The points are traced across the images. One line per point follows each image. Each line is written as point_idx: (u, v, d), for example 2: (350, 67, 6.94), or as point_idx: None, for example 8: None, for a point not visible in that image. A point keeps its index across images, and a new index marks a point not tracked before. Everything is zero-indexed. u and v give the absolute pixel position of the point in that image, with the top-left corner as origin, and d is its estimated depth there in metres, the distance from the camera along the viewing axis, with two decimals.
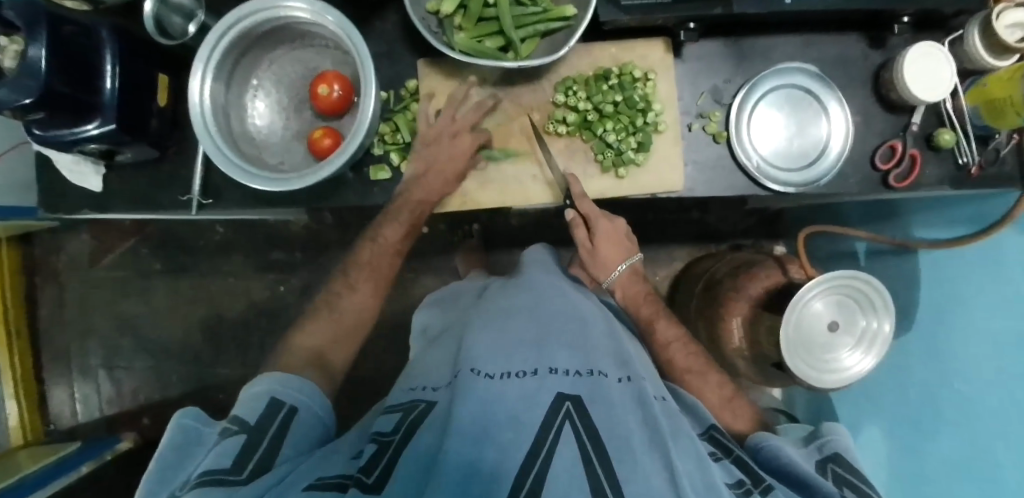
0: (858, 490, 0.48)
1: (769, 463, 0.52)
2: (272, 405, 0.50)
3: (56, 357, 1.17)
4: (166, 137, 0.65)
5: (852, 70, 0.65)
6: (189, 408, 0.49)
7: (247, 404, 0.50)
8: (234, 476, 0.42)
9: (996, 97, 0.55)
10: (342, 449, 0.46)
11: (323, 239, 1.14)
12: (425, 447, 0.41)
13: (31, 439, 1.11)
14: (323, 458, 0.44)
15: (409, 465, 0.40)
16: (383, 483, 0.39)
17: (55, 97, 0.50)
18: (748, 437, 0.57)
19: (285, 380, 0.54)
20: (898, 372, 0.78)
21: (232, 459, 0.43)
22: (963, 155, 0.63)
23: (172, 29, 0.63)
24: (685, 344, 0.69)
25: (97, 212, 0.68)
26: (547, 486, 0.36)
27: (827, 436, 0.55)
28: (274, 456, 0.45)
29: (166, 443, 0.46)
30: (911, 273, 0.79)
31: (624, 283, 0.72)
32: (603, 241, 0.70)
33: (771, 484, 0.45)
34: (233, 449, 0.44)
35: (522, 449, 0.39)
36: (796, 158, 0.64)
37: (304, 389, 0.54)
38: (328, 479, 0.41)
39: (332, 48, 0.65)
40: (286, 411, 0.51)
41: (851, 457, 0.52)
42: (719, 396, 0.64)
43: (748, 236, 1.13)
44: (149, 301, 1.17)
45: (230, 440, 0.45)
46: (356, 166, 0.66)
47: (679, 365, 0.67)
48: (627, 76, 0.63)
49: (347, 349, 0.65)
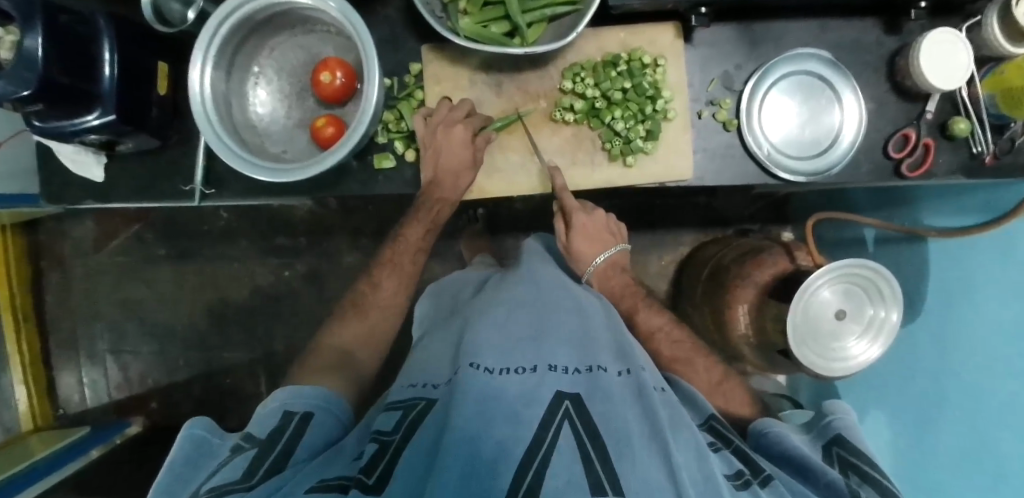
0: (859, 472, 0.48)
1: (772, 448, 0.52)
2: (286, 415, 0.52)
3: (64, 342, 1.18)
4: (167, 127, 0.64)
5: (868, 55, 0.63)
6: (199, 417, 0.50)
7: (260, 421, 0.51)
8: (243, 484, 0.41)
9: (1016, 86, 0.54)
10: (344, 451, 0.47)
11: (327, 224, 1.13)
12: (425, 446, 0.42)
13: (41, 424, 1.13)
14: (325, 463, 0.44)
15: (410, 465, 0.40)
16: (386, 480, 0.40)
17: (54, 88, 0.50)
18: (751, 425, 0.58)
19: (297, 392, 0.55)
20: (903, 360, 0.78)
21: (242, 471, 0.43)
22: (977, 144, 0.61)
23: (172, 17, 0.61)
24: (668, 333, 0.69)
25: (100, 202, 0.67)
26: (547, 485, 0.36)
27: (833, 415, 0.56)
28: (287, 457, 0.46)
29: (178, 452, 0.48)
30: (919, 262, 0.78)
31: (602, 276, 0.71)
32: (581, 233, 0.69)
33: (770, 475, 0.46)
34: (243, 462, 0.44)
35: (520, 446, 0.39)
36: (808, 146, 0.63)
37: (320, 395, 0.55)
38: (329, 481, 0.41)
39: (334, 33, 0.64)
40: (299, 418, 0.51)
41: (855, 436, 0.53)
42: (709, 382, 0.65)
43: (755, 221, 1.12)
44: (154, 287, 1.17)
45: (242, 454, 0.45)
46: (360, 154, 0.64)
47: (665, 355, 0.67)
48: (636, 62, 0.62)
49: (360, 346, 0.67)
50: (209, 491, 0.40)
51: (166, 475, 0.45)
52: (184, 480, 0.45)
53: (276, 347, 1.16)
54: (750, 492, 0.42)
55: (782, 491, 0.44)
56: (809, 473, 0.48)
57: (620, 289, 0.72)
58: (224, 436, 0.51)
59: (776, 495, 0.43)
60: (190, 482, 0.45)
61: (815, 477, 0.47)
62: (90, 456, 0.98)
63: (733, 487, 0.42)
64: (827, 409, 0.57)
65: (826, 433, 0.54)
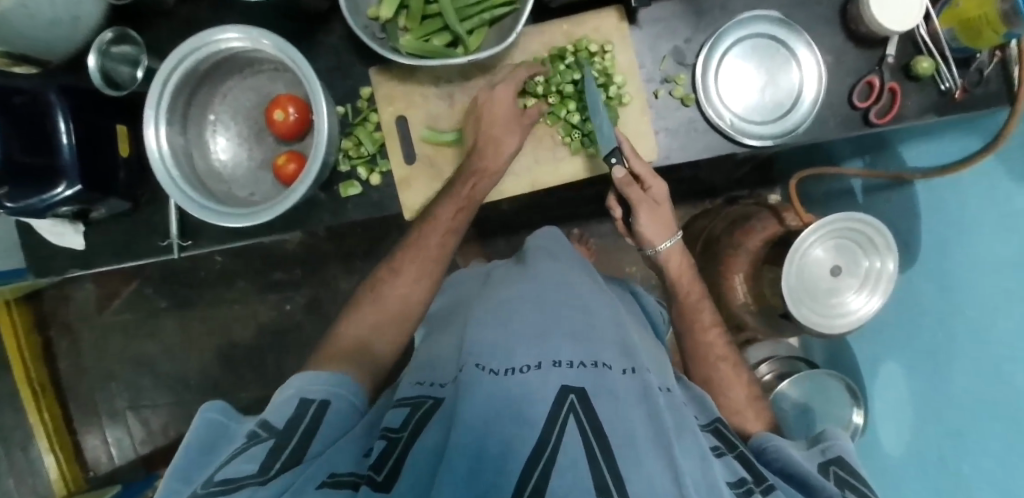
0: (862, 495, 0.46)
1: (774, 464, 0.53)
2: (303, 401, 0.50)
3: (83, 405, 1.21)
4: (136, 186, 0.65)
5: (817, 10, 0.62)
6: (215, 401, 0.51)
7: (277, 409, 0.49)
8: (256, 477, 0.40)
9: (972, 17, 0.53)
10: (354, 444, 0.46)
11: (319, 253, 1.15)
12: (430, 445, 0.41)
13: (73, 488, 1.16)
14: (334, 454, 0.43)
15: (416, 465, 0.39)
16: (394, 477, 0.39)
17: (17, 167, 0.51)
18: (751, 438, 0.58)
19: (315, 376, 0.53)
20: (910, 307, 0.77)
21: (257, 463, 0.41)
22: (945, 81, 0.60)
23: (121, 79, 0.63)
24: (694, 317, 0.69)
25: (84, 269, 0.69)
26: (554, 483, 0.35)
27: (829, 440, 0.53)
28: (304, 451, 0.44)
29: (193, 436, 0.48)
30: (909, 206, 0.77)
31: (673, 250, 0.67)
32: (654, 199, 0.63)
33: (772, 484, 0.46)
34: (261, 451, 0.43)
35: (528, 445, 0.39)
36: (771, 110, 0.62)
37: (341, 382, 0.53)
38: (342, 477, 0.40)
39: (283, 70, 0.64)
40: (318, 406, 0.50)
41: (855, 461, 0.51)
42: (736, 387, 0.65)
43: (743, 187, 1.11)
44: (161, 339, 1.20)
45: (259, 443, 0.44)
46: (326, 185, 0.65)
47: (704, 344, 0.68)
48: (583, 52, 0.61)
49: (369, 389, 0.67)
50: (223, 481, 0.39)
51: (181, 459, 0.45)
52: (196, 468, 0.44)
53: (288, 381, 1.17)
54: None
55: None
56: (810, 487, 0.47)
57: (676, 267, 0.68)
58: (241, 421, 0.52)
59: None
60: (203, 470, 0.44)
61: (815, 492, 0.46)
62: None
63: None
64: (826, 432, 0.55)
65: (825, 453, 0.52)
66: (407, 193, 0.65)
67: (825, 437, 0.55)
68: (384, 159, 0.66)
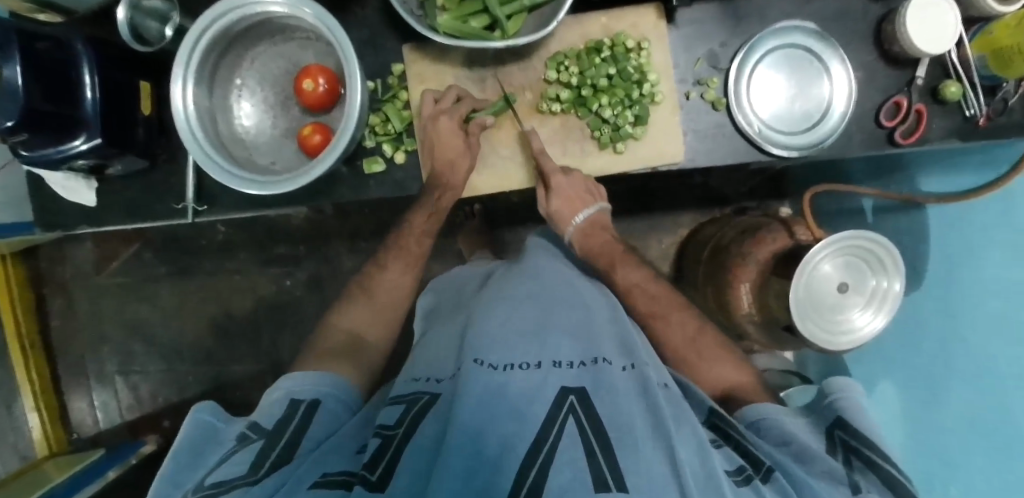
0: (865, 458, 0.47)
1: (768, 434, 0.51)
2: (292, 402, 0.52)
3: (72, 367, 1.19)
4: (154, 146, 0.64)
5: (852, 26, 0.62)
6: (206, 404, 0.52)
7: (267, 411, 0.51)
8: (248, 477, 0.41)
9: (1004, 45, 0.54)
10: (348, 438, 0.46)
11: (325, 231, 1.14)
12: (426, 443, 0.41)
13: (56, 449, 1.14)
14: (330, 451, 0.44)
15: (413, 463, 0.39)
16: (388, 479, 0.38)
17: (40, 116, 0.50)
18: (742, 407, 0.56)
19: (304, 378, 0.55)
20: (909, 327, 0.78)
21: (247, 465, 0.42)
22: (970, 107, 0.61)
23: (149, 34, 0.62)
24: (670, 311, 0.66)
25: (93, 227, 0.67)
26: (552, 481, 0.35)
27: (833, 394, 0.54)
28: (296, 446, 0.46)
29: (185, 437, 0.49)
30: (919, 228, 0.78)
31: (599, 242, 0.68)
32: (559, 197, 0.63)
33: (772, 467, 0.45)
34: (249, 454, 0.44)
35: (527, 440, 0.38)
36: (798, 121, 0.63)
37: (325, 381, 0.55)
38: (334, 476, 0.40)
39: (314, 39, 0.63)
40: (307, 405, 0.52)
41: (856, 415, 0.51)
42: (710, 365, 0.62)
43: (752, 198, 1.12)
44: (157, 304, 1.18)
45: (249, 445, 0.45)
46: (349, 160, 0.64)
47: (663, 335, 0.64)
48: (620, 47, 0.61)
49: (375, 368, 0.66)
50: (216, 484, 0.40)
51: (171, 462, 0.45)
52: (188, 468, 0.45)
53: (283, 357, 1.16)
54: (751, 488, 0.41)
55: (786, 487, 0.43)
56: (810, 459, 0.47)
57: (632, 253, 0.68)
58: (232, 422, 0.52)
59: (778, 490, 0.42)
60: (197, 469, 0.45)
61: (813, 462, 0.46)
62: (107, 477, 1.00)
63: (735, 483, 0.41)
64: (828, 387, 0.56)
65: (828, 413, 0.53)
66: (425, 164, 0.63)
67: (830, 390, 0.55)
68: (410, 138, 0.65)
